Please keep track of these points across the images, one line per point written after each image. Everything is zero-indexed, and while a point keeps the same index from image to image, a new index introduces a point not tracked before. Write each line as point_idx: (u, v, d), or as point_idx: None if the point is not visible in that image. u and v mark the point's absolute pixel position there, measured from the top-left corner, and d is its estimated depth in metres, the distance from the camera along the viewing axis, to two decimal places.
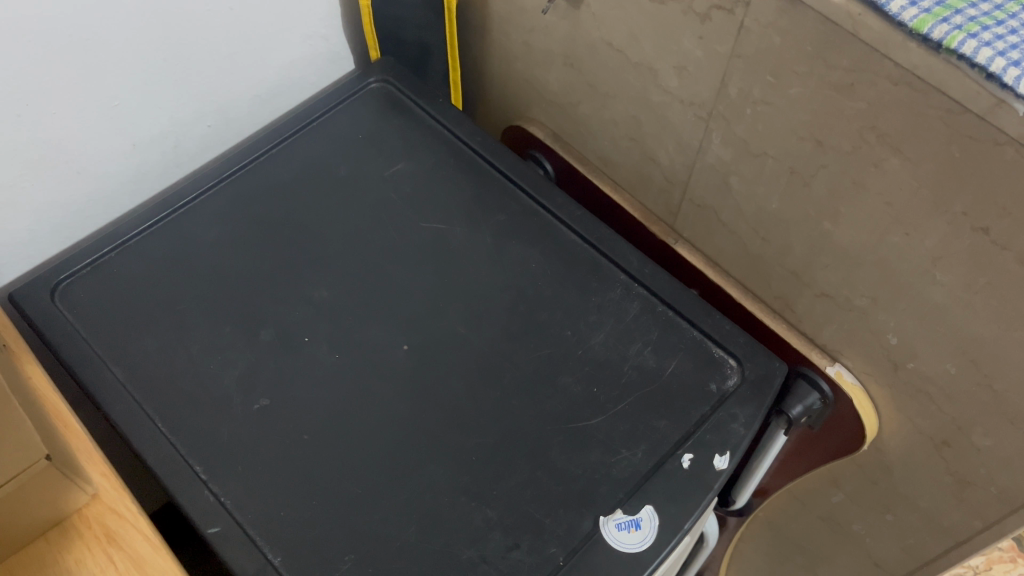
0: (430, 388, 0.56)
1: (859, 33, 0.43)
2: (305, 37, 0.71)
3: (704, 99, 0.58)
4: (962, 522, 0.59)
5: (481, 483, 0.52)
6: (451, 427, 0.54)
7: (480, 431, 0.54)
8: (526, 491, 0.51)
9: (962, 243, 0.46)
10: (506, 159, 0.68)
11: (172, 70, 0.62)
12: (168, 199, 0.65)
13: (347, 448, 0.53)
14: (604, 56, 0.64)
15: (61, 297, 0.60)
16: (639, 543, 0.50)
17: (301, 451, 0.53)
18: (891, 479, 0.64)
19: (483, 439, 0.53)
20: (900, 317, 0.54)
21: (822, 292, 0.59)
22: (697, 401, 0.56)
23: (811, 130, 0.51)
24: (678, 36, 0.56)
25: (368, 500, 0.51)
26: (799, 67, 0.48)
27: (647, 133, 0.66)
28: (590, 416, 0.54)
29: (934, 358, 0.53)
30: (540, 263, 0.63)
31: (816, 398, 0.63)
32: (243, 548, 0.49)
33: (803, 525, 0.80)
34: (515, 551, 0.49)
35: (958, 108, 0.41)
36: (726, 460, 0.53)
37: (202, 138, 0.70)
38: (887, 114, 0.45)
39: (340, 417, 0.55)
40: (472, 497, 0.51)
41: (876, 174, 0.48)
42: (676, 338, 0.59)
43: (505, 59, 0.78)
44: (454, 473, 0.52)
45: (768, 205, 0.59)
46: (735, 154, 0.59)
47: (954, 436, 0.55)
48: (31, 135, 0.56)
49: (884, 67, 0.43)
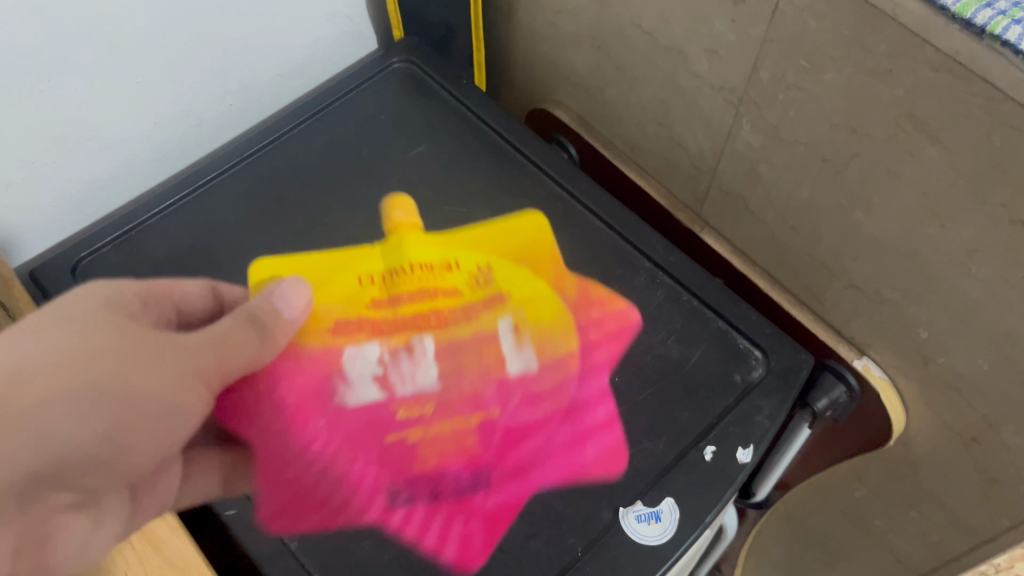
0: (408, 234, 0.62)
1: (899, 17, 0.42)
2: (329, 15, 0.70)
3: (734, 83, 0.56)
4: (989, 520, 0.58)
5: (507, 300, 0.57)
6: (440, 257, 0.60)
7: (487, 266, 0.59)
8: (535, 226, 0.63)
9: (1000, 236, 0.44)
10: (530, 142, 0.67)
11: (196, 47, 0.62)
12: (189, 177, 0.65)
13: (363, 298, 0.57)
14: (633, 38, 0.63)
15: (82, 276, 0.60)
16: (659, 536, 0.49)
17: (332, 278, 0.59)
18: (918, 476, 0.63)
19: (488, 251, 0.60)
20: (932, 311, 0.53)
21: (852, 283, 0.58)
22: (721, 392, 0.55)
23: (845, 117, 0.49)
24: (710, 18, 0.54)
25: (405, 420, 0.51)
26: (834, 52, 0.47)
27: (676, 117, 0.65)
28: (612, 406, 0.54)
29: (966, 353, 0.52)
30: (563, 249, 0.62)
31: (841, 391, 0.61)
32: (260, 531, 0.49)
33: (824, 519, 0.79)
34: (533, 540, 0.49)
35: (999, 97, 0.39)
36: (750, 453, 0.52)
37: (224, 117, 0.69)
38: (926, 101, 0.43)
39: (354, 265, 0.60)
40: (509, 303, 0.57)
41: (912, 163, 0.47)
42: (701, 327, 0.58)
43: (530, 39, 0.76)
44: (472, 278, 0.59)
45: (798, 192, 0.58)
46: (765, 141, 0.57)
47: (984, 433, 0.54)
48: (52, 109, 0.56)
49: (924, 53, 0.42)
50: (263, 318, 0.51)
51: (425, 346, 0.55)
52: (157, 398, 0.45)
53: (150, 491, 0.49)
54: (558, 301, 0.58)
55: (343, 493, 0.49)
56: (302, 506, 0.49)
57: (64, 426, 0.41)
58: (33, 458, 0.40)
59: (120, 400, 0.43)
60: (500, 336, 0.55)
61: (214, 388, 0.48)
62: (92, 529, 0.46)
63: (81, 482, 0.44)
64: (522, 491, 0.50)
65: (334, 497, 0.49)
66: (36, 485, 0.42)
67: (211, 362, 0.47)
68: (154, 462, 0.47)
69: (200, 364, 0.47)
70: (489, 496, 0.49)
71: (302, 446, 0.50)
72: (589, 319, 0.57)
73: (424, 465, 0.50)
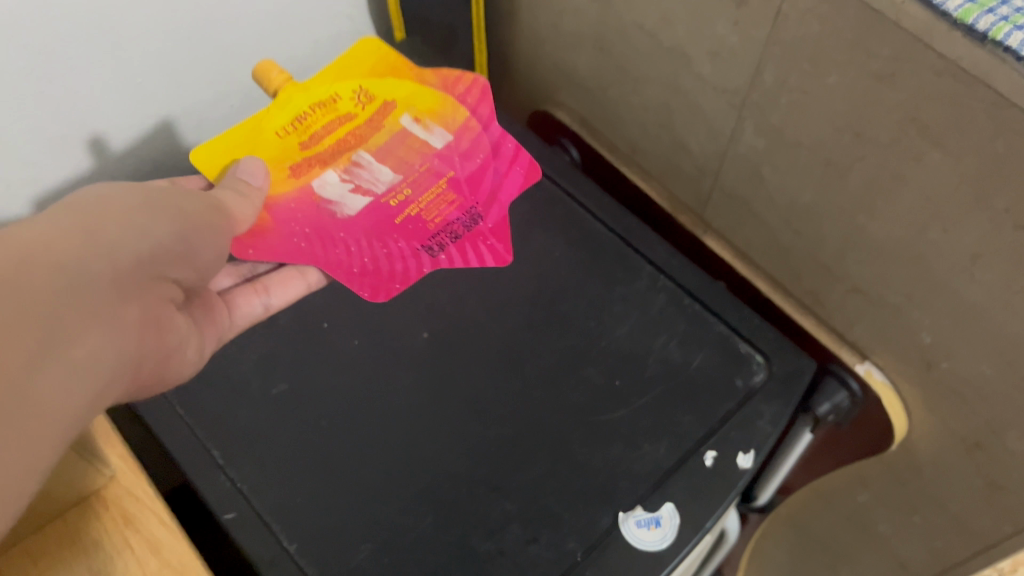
0: (297, 94, 0.63)
1: (902, 21, 0.41)
2: (330, 16, 0.70)
3: (737, 86, 0.56)
4: (992, 526, 0.58)
5: (395, 107, 0.66)
6: (337, 91, 0.65)
7: (384, 89, 0.66)
8: (370, 48, 0.67)
9: (1003, 242, 0.44)
10: (532, 143, 0.67)
11: (198, 47, 0.62)
12: (189, 178, 0.65)
13: (290, 148, 0.63)
14: (635, 39, 0.63)
15: None
16: (659, 541, 0.49)
17: (246, 135, 0.62)
18: (920, 480, 0.62)
19: (350, 76, 0.66)
20: (935, 315, 0.52)
21: (855, 287, 0.58)
22: (723, 397, 0.54)
23: (848, 121, 0.49)
24: (712, 21, 0.54)
25: (377, 258, 0.60)
26: (838, 55, 0.46)
27: (678, 119, 0.65)
28: (612, 410, 0.53)
29: (969, 359, 0.51)
30: (564, 251, 0.61)
31: (844, 397, 0.61)
32: (259, 535, 0.49)
33: (827, 523, 0.78)
34: (532, 545, 0.48)
35: (1002, 102, 0.39)
36: (751, 458, 0.52)
37: (225, 117, 0.69)
38: (928, 105, 0.43)
39: (263, 125, 0.63)
40: (397, 107, 0.66)
41: (916, 167, 0.47)
42: (703, 331, 0.57)
43: (533, 40, 0.76)
44: (353, 93, 0.65)
45: (801, 196, 0.57)
46: (768, 143, 0.57)
47: (986, 438, 0.53)
48: (52, 110, 0.56)
49: (927, 57, 0.41)
50: (237, 190, 0.57)
51: (366, 156, 0.64)
52: (177, 213, 0.49)
53: (213, 319, 0.54)
54: (429, 79, 0.67)
55: (365, 249, 0.61)
56: (333, 253, 0.60)
57: (134, 234, 0.45)
58: (127, 264, 0.43)
59: (165, 217, 0.48)
60: (403, 129, 0.65)
61: (225, 232, 0.53)
62: (185, 327, 0.51)
63: (167, 271, 0.47)
64: (495, 211, 0.63)
65: (345, 237, 0.61)
66: (138, 278, 0.44)
67: (213, 212, 0.52)
68: (206, 269, 0.52)
69: (197, 207, 0.51)
70: (478, 199, 0.63)
71: (345, 255, 0.60)
72: (457, 93, 0.67)
73: (435, 224, 0.62)
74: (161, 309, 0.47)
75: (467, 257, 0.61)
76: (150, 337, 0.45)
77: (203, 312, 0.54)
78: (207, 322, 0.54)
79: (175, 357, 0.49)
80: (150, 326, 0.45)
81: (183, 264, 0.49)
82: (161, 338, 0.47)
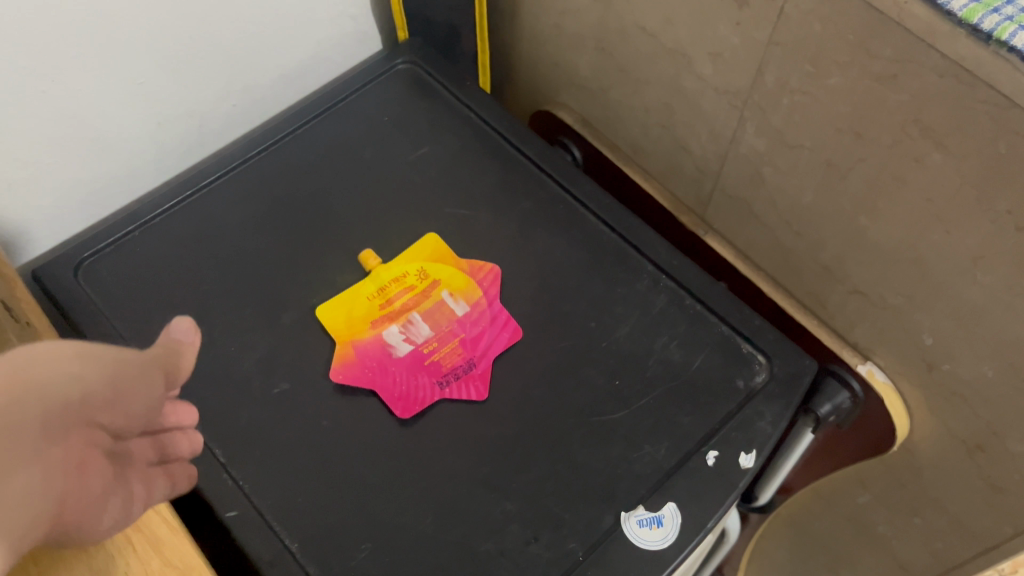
0: None
1: (904, 22, 0.41)
2: (333, 16, 0.70)
3: (739, 87, 0.56)
4: (993, 527, 0.58)
5: (433, 291, 0.60)
6: (393, 292, 0.60)
7: (419, 276, 0.60)
8: (432, 244, 0.62)
9: (1006, 243, 0.44)
10: (533, 144, 0.67)
11: (199, 47, 0.62)
12: (191, 177, 0.65)
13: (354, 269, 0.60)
14: (637, 40, 0.63)
15: (85, 275, 0.60)
16: (660, 541, 0.49)
17: (341, 294, 0.59)
18: (921, 482, 0.62)
19: (414, 258, 0.61)
20: (936, 317, 0.52)
21: (856, 288, 0.58)
22: (724, 397, 0.54)
23: (850, 122, 0.49)
24: (714, 21, 0.54)
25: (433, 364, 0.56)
26: (840, 56, 0.47)
27: (679, 120, 0.65)
28: (614, 410, 0.54)
29: (971, 361, 0.51)
30: (566, 251, 0.61)
31: (845, 397, 0.61)
32: (261, 533, 0.49)
33: (827, 524, 0.78)
34: (534, 545, 0.48)
35: (1005, 103, 0.39)
36: (753, 458, 0.52)
37: (227, 117, 0.69)
38: (930, 106, 0.43)
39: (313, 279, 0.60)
40: (430, 292, 0.60)
41: (917, 169, 0.47)
42: (704, 332, 0.57)
43: (535, 41, 0.76)
44: (416, 274, 0.60)
45: (802, 197, 0.57)
46: (769, 144, 0.57)
47: (988, 440, 0.53)
48: (53, 109, 0.56)
49: (930, 58, 0.41)
50: (164, 361, 0.41)
51: (414, 320, 0.59)
52: (109, 365, 0.35)
53: (143, 485, 0.39)
54: (466, 273, 0.60)
55: (399, 380, 0.55)
56: (382, 382, 0.55)
57: (53, 377, 0.31)
58: (51, 404, 0.30)
59: (95, 362, 0.34)
60: (439, 302, 0.59)
61: (152, 384, 0.38)
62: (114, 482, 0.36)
63: (97, 415, 0.34)
64: (484, 362, 0.56)
65: (394, 368, 0.56)
66: (61, 431, 0.31)
67: (150, 363, 0.39)
68: (137, 421, 0.37)
69: (120, 361, 0.36)
70: (475, 354, 0.56)
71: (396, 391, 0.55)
72: (478, 283, 0.60)
73: (453, 362, 0.56)
74: (88, 458, 0.33)
75: (453, 394, 0.54)
76: (68, 490, 0.31)
77: (137, 474, 0.38)
78: (129, 498, 0.37)
79: (86, 525, 0.34)
80: (71, 475, 0.31)
81: (115, 411, 0.35)
82: (81, 493, 0.32)
